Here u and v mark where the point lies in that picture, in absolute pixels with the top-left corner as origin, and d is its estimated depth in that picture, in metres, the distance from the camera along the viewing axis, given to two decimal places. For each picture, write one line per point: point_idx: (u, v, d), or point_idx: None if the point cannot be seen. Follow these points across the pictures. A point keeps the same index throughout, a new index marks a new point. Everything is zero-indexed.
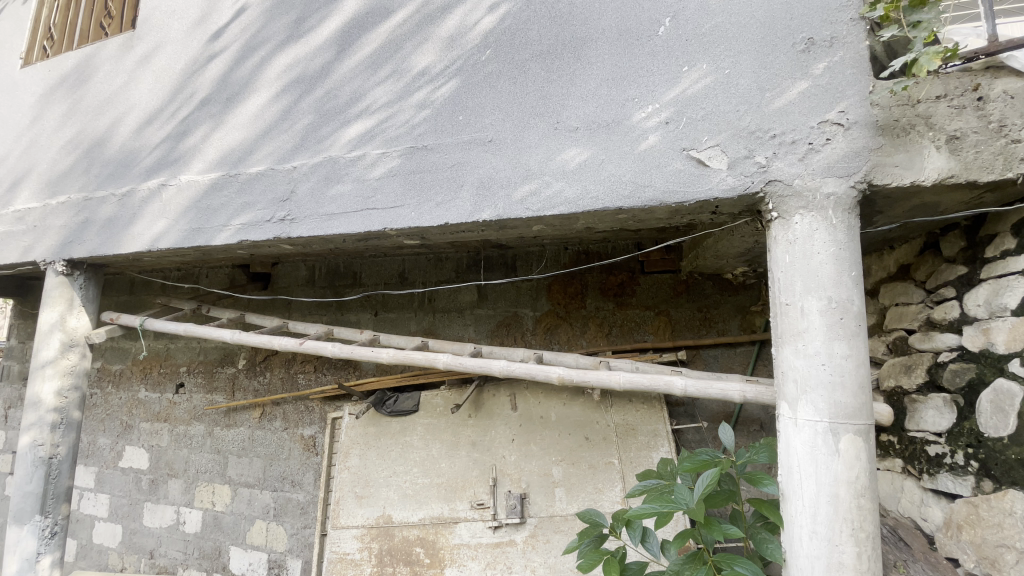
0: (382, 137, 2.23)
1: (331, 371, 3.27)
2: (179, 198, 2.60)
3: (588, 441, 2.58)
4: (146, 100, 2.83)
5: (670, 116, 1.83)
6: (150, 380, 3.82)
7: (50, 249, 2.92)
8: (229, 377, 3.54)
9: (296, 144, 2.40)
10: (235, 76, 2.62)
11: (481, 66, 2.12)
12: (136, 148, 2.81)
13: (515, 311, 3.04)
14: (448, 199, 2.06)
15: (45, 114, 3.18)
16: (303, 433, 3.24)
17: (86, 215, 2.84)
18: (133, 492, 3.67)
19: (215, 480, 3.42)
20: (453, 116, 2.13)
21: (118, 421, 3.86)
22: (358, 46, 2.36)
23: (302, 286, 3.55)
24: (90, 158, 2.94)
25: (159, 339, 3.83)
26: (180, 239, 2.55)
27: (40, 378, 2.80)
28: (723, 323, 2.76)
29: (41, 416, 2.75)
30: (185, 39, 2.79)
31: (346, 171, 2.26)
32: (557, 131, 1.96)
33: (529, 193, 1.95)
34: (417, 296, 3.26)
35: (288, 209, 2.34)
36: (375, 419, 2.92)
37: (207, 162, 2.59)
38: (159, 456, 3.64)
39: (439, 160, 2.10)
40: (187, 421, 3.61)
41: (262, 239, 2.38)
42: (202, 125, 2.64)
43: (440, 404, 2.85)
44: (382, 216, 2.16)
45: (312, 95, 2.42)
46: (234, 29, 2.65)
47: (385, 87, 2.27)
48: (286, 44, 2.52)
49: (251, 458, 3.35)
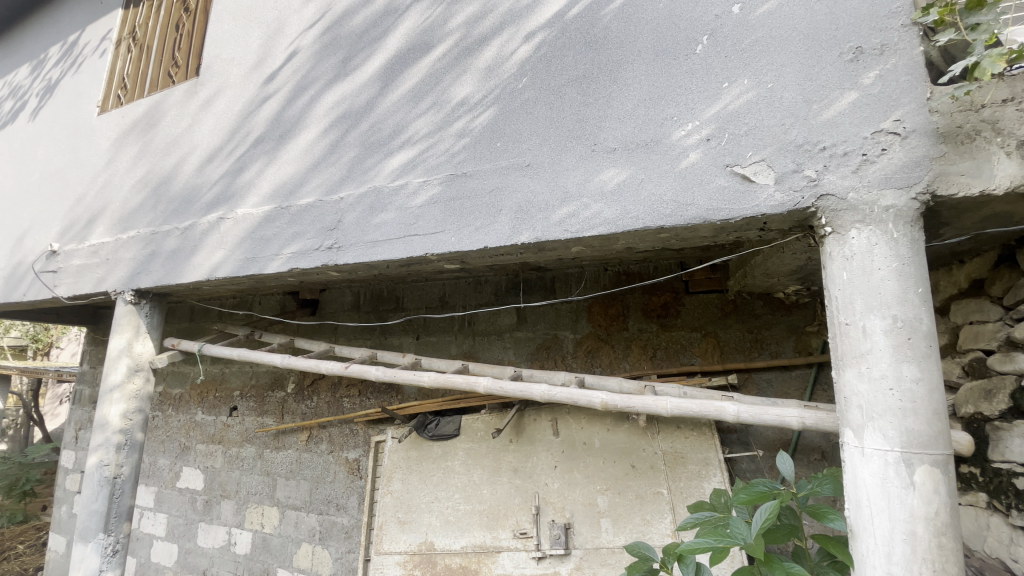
0: (424, 166, 2.29)
1: (375, 395, 3.32)
2: (236, 230, 2.75)
3: (634, 469, 2.49)
4: (207, 140, 3.04)
5: (711, 133, 1.79)
6: (206, 403, 3.99)
7: (121, 280, 3.14)
8: (279, 401, 3.66)
9: (343, 175, 2.51)
10: (288, 114, 2.78)
11: (518, 93, 2.16)
12: (198, 184, 3.00)
13: (555, 334, 3.01)
14: (487, 224, 2.09)
15: (119, 156, 3.46)
16: (348, 456, 3.29)
17: (152, 247, 3.05)
18: (189, 512, 3.81)
19: (265, 502, 3.50)
20: (491, 143, 2.17)
21: (177, 443, 4.04)
22: (400, 80, 2.47)
23: (347, 311, 3.66)
24: (157, 195, 3.17)
25: (215, 363, 4.01)
26: (235, 269, 2.69)
27: (108, 402, 2.96)
28: (775, 345, 2.63)
29: (108, 438, 2.92)
30: (243, 82, 3.00)
31: (390, 200, 2.33)
32: (595, 153, 1.96)
33: (568, 215, 1.94)
34: (457, 319, 3.29)
35: (335, 238, 2.44)
36: (417, 443, 2.93)
37: (261, 196, 2.74)
38: (213, 477, 3.77)
39: (477, 186, 2.14)
40: (239, 443, 3.74)
41: (311, 266, 2.47)
42: (257, 161, 2.81)
43: (480, 428, 2.83)
44: (424, 242, 2.20)
45: (357, 129, 2.53)
46: (288, 71, 2.83)
47: (426, 118, 2.35)
48: (334, 82, 2.66)
49: (298, 480, 3.41)
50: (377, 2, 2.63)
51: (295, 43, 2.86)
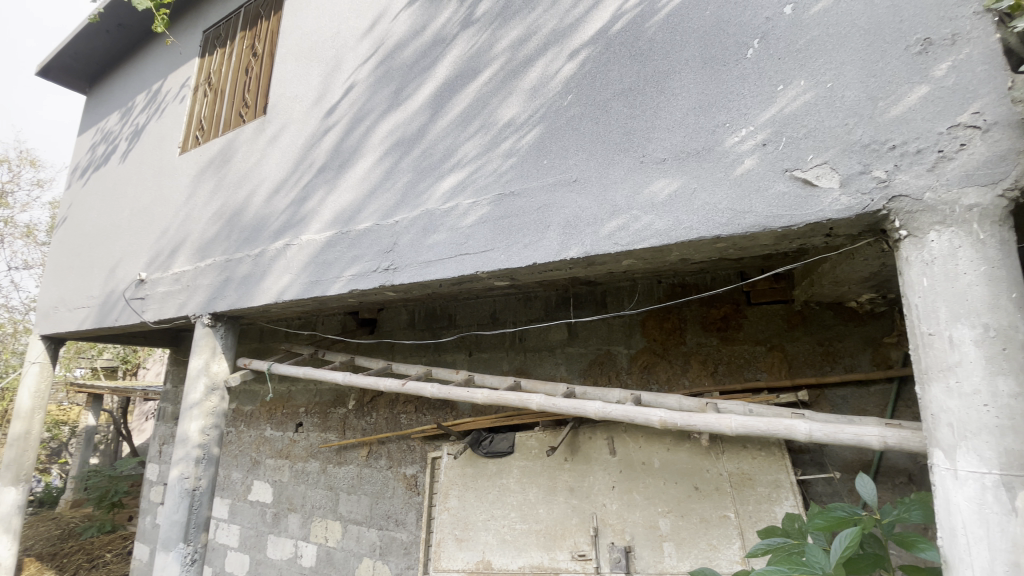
0: (474, 187, 2.35)
1: (430, 411, 3.39)
2: (300, 255, 2.92)
3: (697, 491, 2.38)
4: (274, 173, 3.27)
5: (767, 138, 1.73)
6: (275, 419, 4.21)
7: (199, 305, 3.40)
8: (340, 417, 3.80)
9: (397, 200, 2.62)
10: (346, 144, 2.94)
11: (563, 110, 2.19)
12: (266, 214, 3.22)
13: (608, 349, 2.96)
14: (536, 240, 2.10)
15: (197, 191, 3.78)
16: (405, 472, 3.35)
17: (226, 274, 3.29)
18: (259, 524, 4.00)
19: (328, 516, 3.62)
20: (538, 161, 2.20)
21: (248, 457, 4.28)
22: (449, 106, 2.56)
23: (403, 329, 3.78)
24: (230, 226, 3.43)
25: (282, 381, 4.23)
26: (301, 291, 2.85)
27: (188, 418, 3.19)
28: (849, 358, 2.46)
29: (188, 452, 3.14)
30: (305, 117, 3.21)
31: (442, 221, 2.41)
32: (644, 164, 1.94)
33: (618, 228, 1.93)
34: (509, 335, 3.32)
35: (391, 260, 2.53)
36: (472, 460, 2.94)
37: (323, 223, 2.90)
38: (281, 491, 3.95)
39: (525, 204, 2.17)
40: (305, 457, 3.91)
41: (369, 287, 2.58)
42: (319, 190, 2.99)
43: (534, 446, 2.81)
44: (475, 260, 2.25)
45: (410, 155, 2.64)
46: (345, 104, 3.02)
47: (474, 141, 2.42)
48: (388, 112, 2.80)
49: (359, 495, 3.51)
50: (426, 34, 2.76)
51: (352, 78, 3.04)
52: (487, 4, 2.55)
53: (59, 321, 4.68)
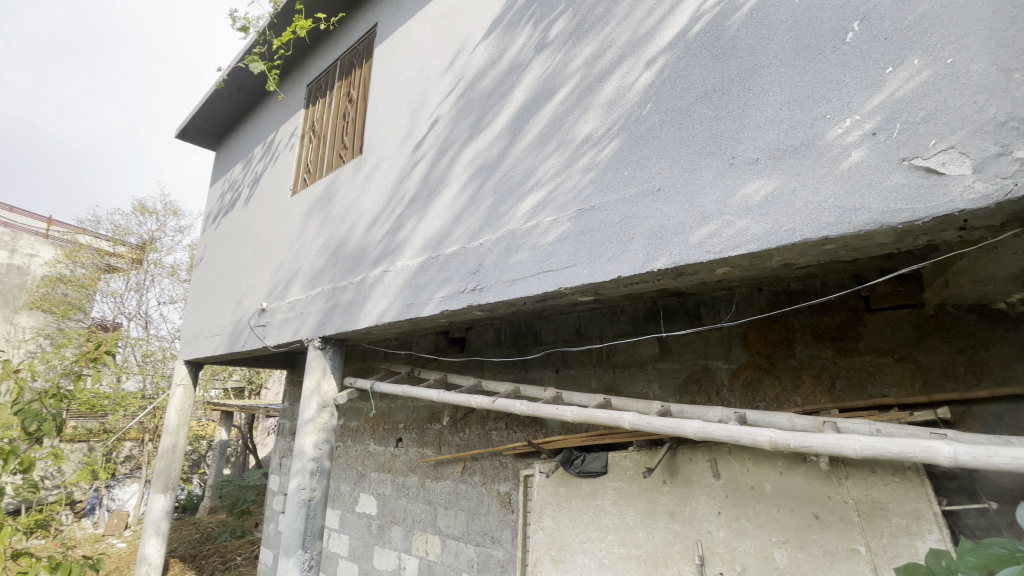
0: (554, 205, 2.38)
1: (521, 428, 3.41)
2: (396, 280, 3.13)
3: (818, 520, 2.15)
4: (371, 206, 3.56)
5: (877, 126, 1.58)
6: (377, 435, 4.48)
7: (311, 330, 3.75)
8: (436, 433, 3.96)
9: (481, 223, 2.72)
10: (433, 174, 3.13)
11: (643, 120, 2.15)
12: (365, 244, 3.50)
13: (705, 364, 2.81)
14: (621, 252, 2.07)
15: (306, 227, 4.21)
16: (499, 489, 3.39)
17: (333, 300, 3.61)
18: (366, 535, 4.24)
19: (428, 530, 3.75)
20: (618, 172, 2.18)
21: (355, 471, 4.58)
22: (527, 128, 2.63)
23: (491, 347, 3.89)
24: (335, 257, 3.77)
25: (383, 399, 4.50)
26: (397, 314, 3.05)
27: (304, 433, 3.50)
28: (1002, 369, 2.11)
29: (304, 464, 3.43)
30: (396, 153, 3.47)
31: (524, 241, 2.46)
32: (734, 166, 1.84)
33: (708, 235, 1.84)
34: (596, 351, 3.27)
35: (477, 280, 2.63)
36: (565, 479, 2.91)
37: (415, 249, 3.09)
38: (384, 503, 4.17)
39: (608, 217, 2.15)
40: (405, 472, 4.10)
41: (458, 308, 2.69)
42: (410, 219, 3.19)
43: (629, 466, 2.71)
44: (558, 276, 2.26)
45: (492, 180, 2.74)
46: (430, 138, 3.22)
47: (553, 159, 2.45)
48: (469, 140, 2.94)
49: (456, 511, 3.61)
50: (502, 62, 2.88)
51: (436, 112, 3.24)
52: (560, 26, 2.61)
53: (199, 347, 5.39)
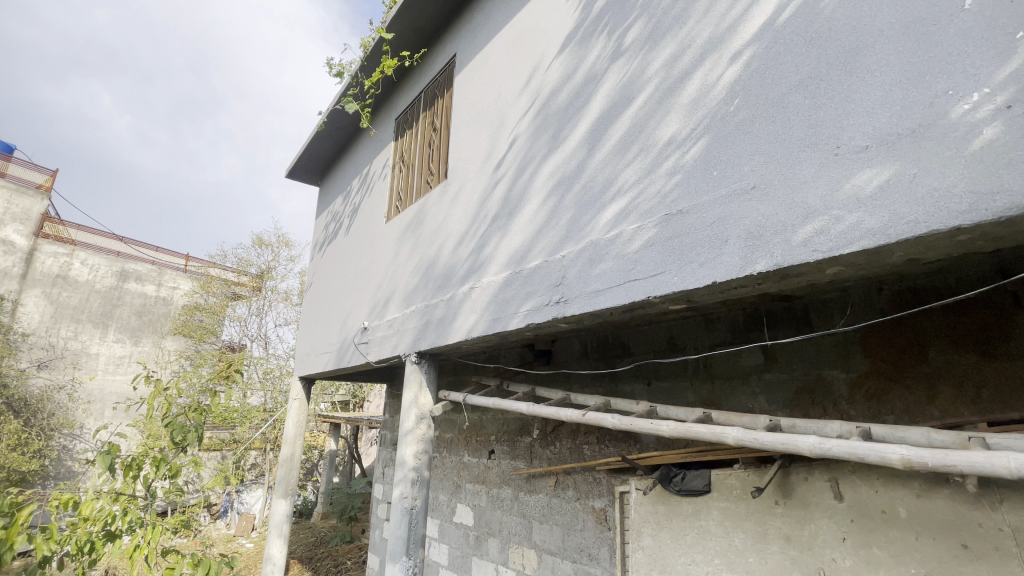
0: (638, 212, 2.34)
1: (614, 443, 3.33)
2: (483, 295, 3.23)
3: (967, 551, 1.85)
4: (457, 227, 3.73)
5: (1012, 97, 1.37)
6: (471, 446, 4.61)
7: (407, 345, 3.98)
8: (527, 446, 3.98)
9: (563, 235, 2.74)
10: (514, 191, 3.21)
11: (731, 117, 2.05)
12: (453, 263, 3.67)
13: (819, 374, 2.58)
14: (714, 257, 1.98)
15: (399, 250, 4.50)
16: (594, 505, 3.33)
17: (426, 317, 3.81)
18: (464, 546, 4.35)
19: (523, 543, 3.77)
20: (707, 173, 2.09)
21: (451, 481, 4.74)
22: (606, 137, 2.62)
23: (578, 360, 3.87)
24: (426, 276, 3.98)
25: (474, 411, 4.64)
26: (486, 328, 3.14)
27: (405, 443, 3.69)
28: None
29: (406, 474, 3.61)
30: (478, 173, 3.61)
31: (607, 250, 2.43)
32: (839, 156, 1.70)
33: (814, 232, 1.71)
34: (691, 362, 3.13)
35: (561, 292, 2.64)
36: (664, 497, 2.79)
37: (499, 264, 3.17)
38: (480, 515, 4.26)
39: (697, 221, 2.06)
40: (499, 484, 4.17)
41: (544, 320, 2.71)
42: (494, 236, 3.29)
43: (735, 485, 2.53)
44: (646, 285, 2.20)
45: (572, 192, 2.76)
46: (510, 157, 3.31)
47: (634, 166, 2.42)
48: (548, 155, 2.99)
49: (551, 525, 3.59)
50: (578, 75, 2.91)
51: (515, 131, 3.33)
52: (635, 32, 2.59)
53: (310, 364, 5.93)
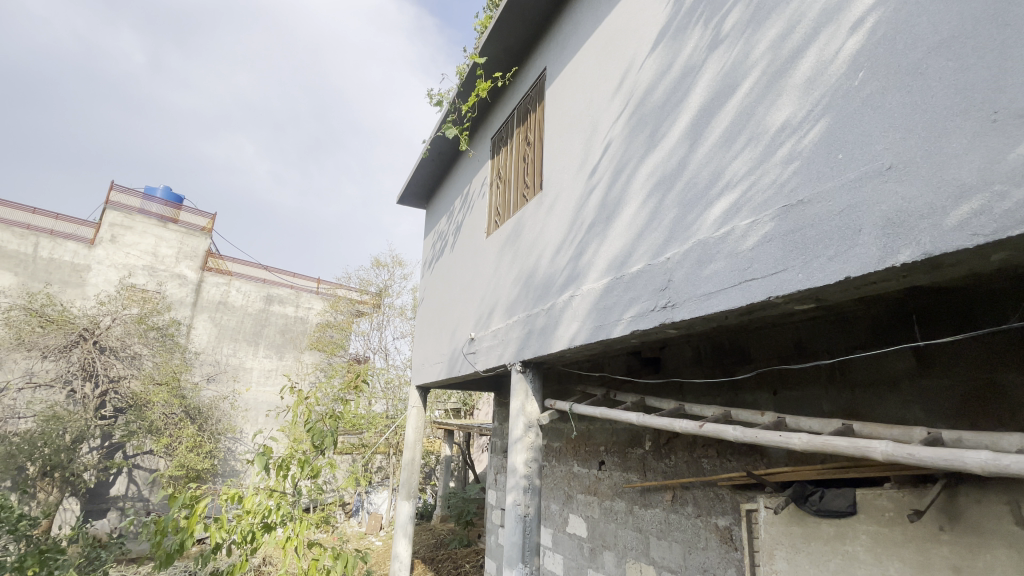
0: (750, 206, 2.18)
1: (736, 457, 3.10)
2: (584, 303, 3.22)
3: None
4: (555, 236, 3.76)
5: None
6: (580, 456, 4.58)
7: (512, 355, 4.08)
8: (639, 457, 3.86)
9: (667, 237, 2.64)
10: (611, 196, 3.17)
11: (855, 94, 1.85)
12: (552, 271, 3.70)
13: (990, 380, 2.17)
14: (845, 249, 1.77)
15: (500, 262, 4.65)
16: (718, 522, 3.11)
17: (529, 327, 3.88)
18: (579, 557, 4.31)
19: (641, 558, 3.64)
20: (830, 157, 1.89)
21: (562, 491, 4.74)
22: (709, 130, 2.49)
23: (690, 367, 3.69)
24: (527, 286, 4.06)
25: (582, 421, 4.60)
26: (589, 336, 3.11)
27: (516, 451, 3.77)
28: None
29: (518, 481, 3.68)
30: (574, 181, 3.62)
31: (717, 249, 2.30)
32: (999, 122, 1.44)
33: (972, 213, 1.46)
34: (823, 368, 2.82)
35: (668, 296, 2.53)
36: (798, 517, 2.53)
37: (600, 270, 3.14)
38: (594, 526, 4.20)
39: (822, 210, 1.87)
40: (611, 496, 4.08)
41: (651, 326, 2.62)
42: (593, 243, 3.27)
43: (887, 507, 2.21)
44: (765, 284, 2.04)
45: (674, 190, 2.66)
46: (605, 161, 3.28)
47: (743, 157, 2.26)
48: (646, 155, 2.91)
49: (670, 542, 3.42)
50: (673, 70, 2.81)
51: (609, 135, 3.30)
52: (735, 16, 2.45)
53: (425, 374, 6.32)
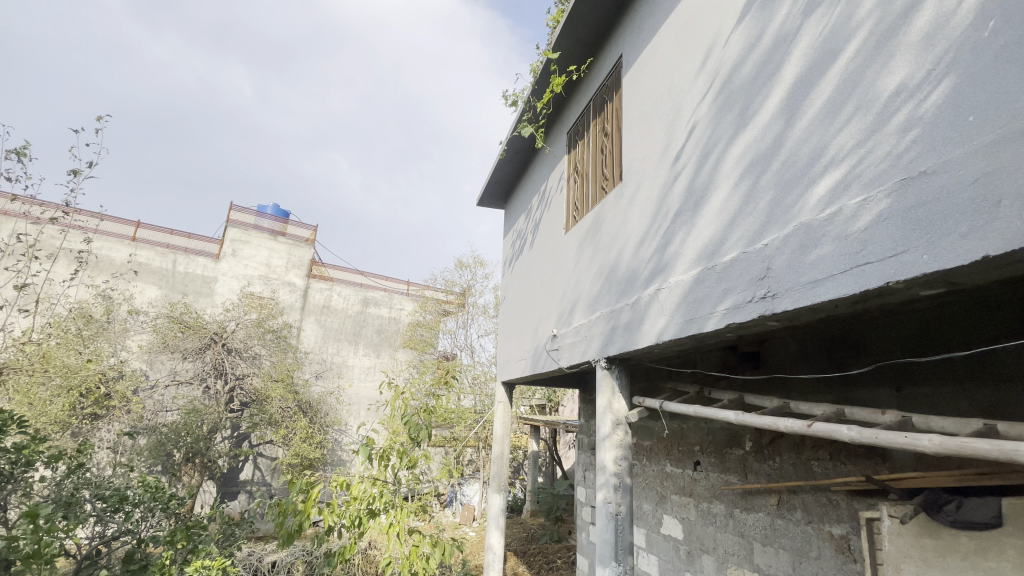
0: (861, 182, 1.97)
1: (852, 460, 2.81)
2: (672, 296, 3.09)
3: None
4: (638, 227, 3.65)
5: None
6: (673, 455, 4.41)
7: (597, 351, 4.03)
8: (739, 459, 3.64)
9: (763, 221, 2.46)
10: (698, 182, 3.02)
11: (989, 44, 1.59)
12: (637, 264, 3.60)
13: None
14: (982, 224, 1.52)
15: (581, 258, 4.60)
16: (832, 531, 2.85)
17: (613, 322, 3.80)
18: (675, 560, 4.16)
19: (744, 565, 3.43)
20: (958, 120, 1.64)
21: (655, 491, 4.59)
22: (808, 102, 2.29)
23: (795, 362, 3.42)
24: (610, 280, 3.99)
25: (674, 419, 4.44)
26: (678, 330, 2.98)
27: (603, 448, 3.71)
28: None
29: (608, 478, 3.62)
30: (656, 169, 3.49)
31: (824, 232, 2.09)
32: None
33: None
34: (957, 361, 2.47)
35: (767, 286, 2.36)
36: (930, 529, 2.24)
37: (688, 261, 3.00)
38: (691, 529, 4.03)
39: (951, 181, 1.63)
40: (709, 498, 3.88)
41: (748, 318, 2.45)
42: (679, 233, 3.14)
43: None
44: (882, 269, 1.82)
45: (770, 171, 2.47)
46: (690, 146, 3.13)
47: (850, 129, 2.05)
48: (736, 135, 2.74)
49: (776, 549, 3.19)
50: (763, 42, 2.61)
51: (693, 118, 3.14)
52: None
53: (510, 371, 6.43)
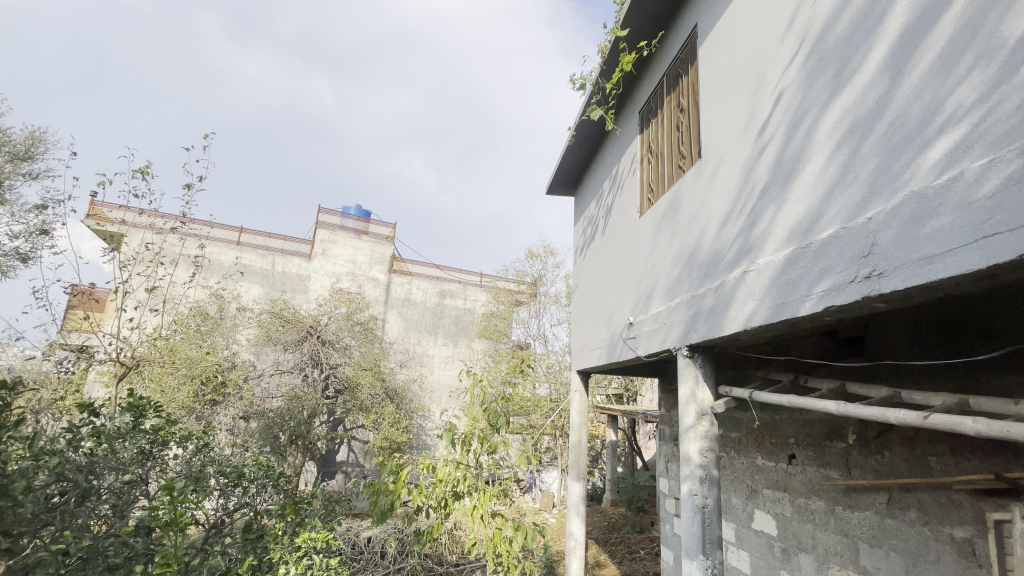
0: (985, 142, 1.71)
1: (980, 457, 2.48)
2: (761, 279, 2.89)
3: None
4: (720, 207, 3.45)
5: None
6: (764, 448, 4.17)
7: (677, 339, 3.88)
8: (841, 453, 3.35)
9: (867, 192, 2.23)
10: (787, 153, 2.79)
11: None
12: (720, 246, 3.41)
13: None
14: None
15: (658, 242, 4.44)
16: (954, 534, 2.55)
17: (695, 308, 3.64)
18: (769, 557, 3.95)
19: (849, 566, 3.18)
20: None
21: (745, 484, 4.37)
22: (917, 56, 2.03)
23: (907, 347, 3.08)
24: (690, 264, 3.81)
25: (765, 410, 4.18)
26: (769, 315, 2.79)
27: (687, 439, 3.58)
28: None
29: (693, 470, 3.50)
30: (739, 143, 3.27)
31: (941, 201, 1.86)
32: None
33: None
34: None
35: (872, 264, 2.13)
36: None
37: (779, 241, 2.80)
38: (786, 525, 3.79)
39: None
40: (806, 494, 3.63)
41: (850, 300, 2.24)
42: (767, 211, 2.93)
43: None
44: (1014, 240, 1.58)
45: (873, 136, 2.22)
46: (777, 116, 2.90)
47: (970, 82, 1.79)
48: (831, 100, 2.50)
49: (886, 551, 2.92)
50: None
51: (780, 85, 2.91)
52: None
53: (585, 360, 6.38)
